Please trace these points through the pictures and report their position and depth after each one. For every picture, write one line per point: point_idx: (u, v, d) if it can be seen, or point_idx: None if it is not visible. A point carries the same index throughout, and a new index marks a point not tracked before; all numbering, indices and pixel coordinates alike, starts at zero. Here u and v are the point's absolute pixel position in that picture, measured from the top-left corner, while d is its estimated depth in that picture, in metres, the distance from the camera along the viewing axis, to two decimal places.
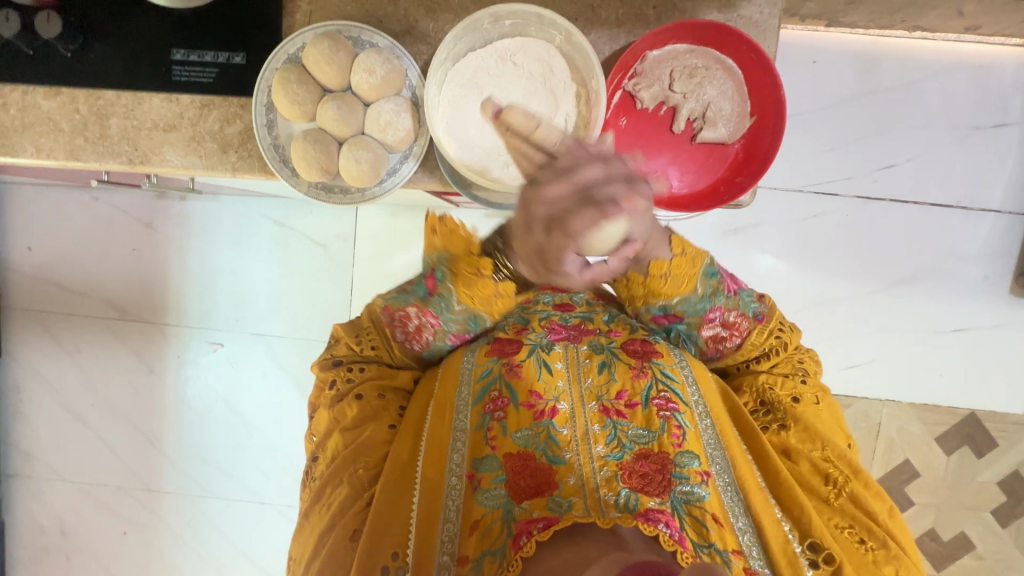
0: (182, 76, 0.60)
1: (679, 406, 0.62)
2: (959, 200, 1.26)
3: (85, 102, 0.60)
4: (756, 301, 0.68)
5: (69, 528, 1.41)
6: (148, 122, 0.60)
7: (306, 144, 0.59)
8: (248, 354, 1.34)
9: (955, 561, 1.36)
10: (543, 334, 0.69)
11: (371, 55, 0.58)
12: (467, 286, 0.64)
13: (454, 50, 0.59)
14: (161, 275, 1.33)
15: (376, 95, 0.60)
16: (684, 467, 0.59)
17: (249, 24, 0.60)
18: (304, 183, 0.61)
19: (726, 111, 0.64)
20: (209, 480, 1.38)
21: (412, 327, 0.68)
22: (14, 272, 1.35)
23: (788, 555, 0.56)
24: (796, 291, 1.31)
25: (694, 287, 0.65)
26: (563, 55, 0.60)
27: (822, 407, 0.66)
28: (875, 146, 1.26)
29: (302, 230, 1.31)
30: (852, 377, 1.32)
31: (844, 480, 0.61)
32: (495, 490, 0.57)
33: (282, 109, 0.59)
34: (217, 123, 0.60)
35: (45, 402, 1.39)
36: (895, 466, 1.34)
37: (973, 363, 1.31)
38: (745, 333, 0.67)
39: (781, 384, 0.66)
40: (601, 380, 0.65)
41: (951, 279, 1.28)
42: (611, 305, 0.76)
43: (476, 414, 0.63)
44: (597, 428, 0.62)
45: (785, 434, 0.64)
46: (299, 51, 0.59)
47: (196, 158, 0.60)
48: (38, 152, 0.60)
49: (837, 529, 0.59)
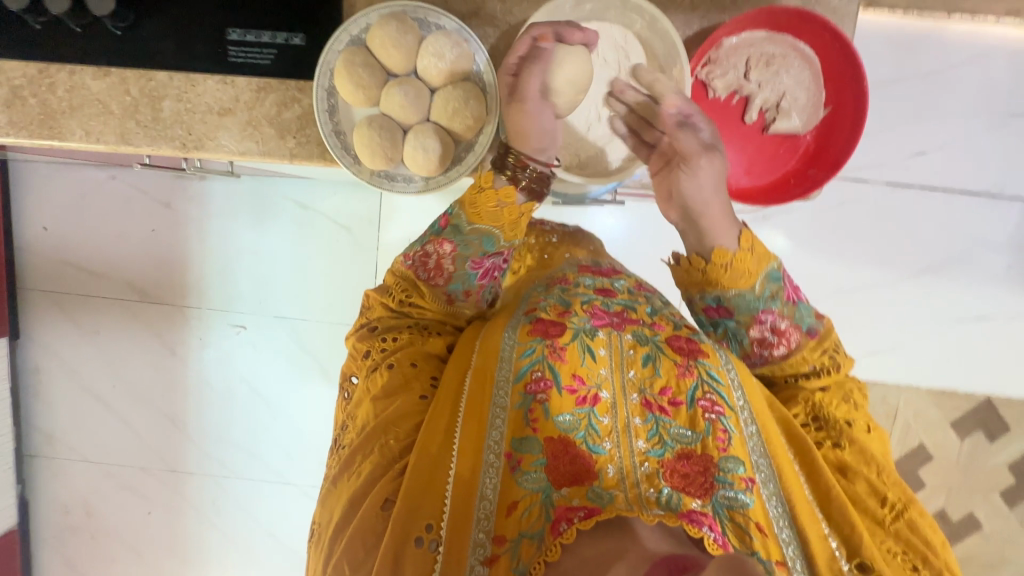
0: (238, 58, 0.63)
1: (725, 410, 0.58)
2: (989, 187, 1.26)
3: (136, 83, 0.63)
4: (812, 317, 0.64)
5: (93, 507, 1.42)
6: (203, 105, 0.63)
7: (370, 129, 0.63)
8: (272, 338, 1.34)
9: (962, 541, 1.41)
10: (586, 318, 0.64)
11: (439, 40, 0.62)
12: (473, 202, 0.64)
13: (531, 35, 0.66)
14: (181, 255, 1.31)
15: (443, 80, 0.64)
16: (729, 472, 0.55)
17: (308, 7, 0.63)
18: (365, 171, 0.65)
19: (799, 101, 0.74)
20: (232, 460, 1.39)
21: (433, 263, 0.66)
22: (28, 251, 1.31)
23: (830, 570, 0.53)
24: (819, 277, 1.31)
25: (755, 283, 0.62)
26: (641, 41, 0.70)
27: (875, 434, 0.61)
28: (907, 131, 1.24)
29: (325, 212, 1.29)
30: (872, 363, 1.34)
31: (901, 505, 0.57)
32: (535, 473, 0.53)
33: (345, 95, 0.62)
34: (272, 107, 0.63)
35: (65, 383, 1.38)
36: (910, 450, 1.37)
37: (991, 351, 1.32)
38: (796, 344, 0.63)
39: (834, 404, 0.62)
40: (644, 373, 0.61)
41: (975, 266, 1.29)
42: (653, 297, 0.72)
43: (517, 392, 0.58)
44: (639, 422, 0.58)
45: (840, 451, 0.59)
46: (362, 32, 0.63)
47: (252, 143, 0.64)
48: (88, 135, 0.64)
49: (888, 552, 0.55)
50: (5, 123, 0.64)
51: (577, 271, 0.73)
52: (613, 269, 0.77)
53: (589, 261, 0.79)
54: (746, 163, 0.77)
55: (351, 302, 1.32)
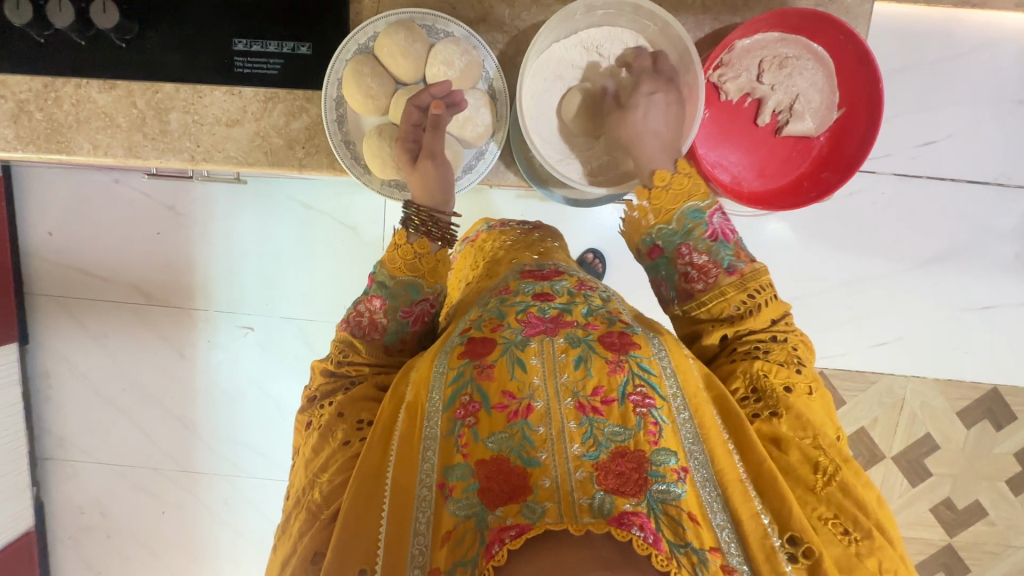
0: (245, 68, 0.63)
1: (656, 401, 0.54)
2: (997, 176, 1.25)
3: (142, 95, 0.64)
4: (734, 256, 0.61)
5: (107, 508, 1.44)
6: (210, 116, 0.65)
7: (380, 139, 0.65)
8: (280, 340, 1.34)
9: (967, 528, 1.42)
10: (519, 329, 0.59)
11: (449, 48, 0.63)
12: (391, 258, 0.62)
13: (542, 42, 0.67)
14: (186, 258, 1.31)
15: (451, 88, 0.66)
16: (660, 465, 0.51)
17: (314, 13, 0.63)
18: (376, 180, 0.68)
19: (812, 103, 0.74)
20: (244, 460, 1.41)
21: (366, 320, 0.63)
22: (33, 257, 1.31)
23: (764, 549, 0.49)
24: (825, 269, 1.31)
25: (671, 218, 0.62)
26: (653, 44, 0.70)
27: (816, 397, 0.56)
28: (915, 120, 1.23)
29: (330, 212, 1.29)
30: (879, 354, 1.34)
31: (833, 468, 0.52)
32: (467, 499, 0.50)
33: (353, 104, 0.64)
34: (282, 117, 0.65)
35: (76, 387, 1.39)
36: (916, 439, 1.38)
37: (998, 340, 1.32)
38: (716, 280, 0.61)
39: (775, 371, 0.56)
40: (577, 377, 0.55)
41: (982, 255, 1.29)
42: (593, 296, 0.65)
43: (446, 419, 0.54)
44: (573, 426, 0.53)
45: (777, 422, 0.54)
46: (370, 40, 0.64)
47: (262, 155, 0.66)
48: (95, 149, 0.66)
49: (819, 519, 0.50)
50: (13, 138, 0.65)
51: (519, 278, 0.69)
52: (557, 270, 0.72)
53: (535, 265, 0.75)
54: (759, 166, 0.77)
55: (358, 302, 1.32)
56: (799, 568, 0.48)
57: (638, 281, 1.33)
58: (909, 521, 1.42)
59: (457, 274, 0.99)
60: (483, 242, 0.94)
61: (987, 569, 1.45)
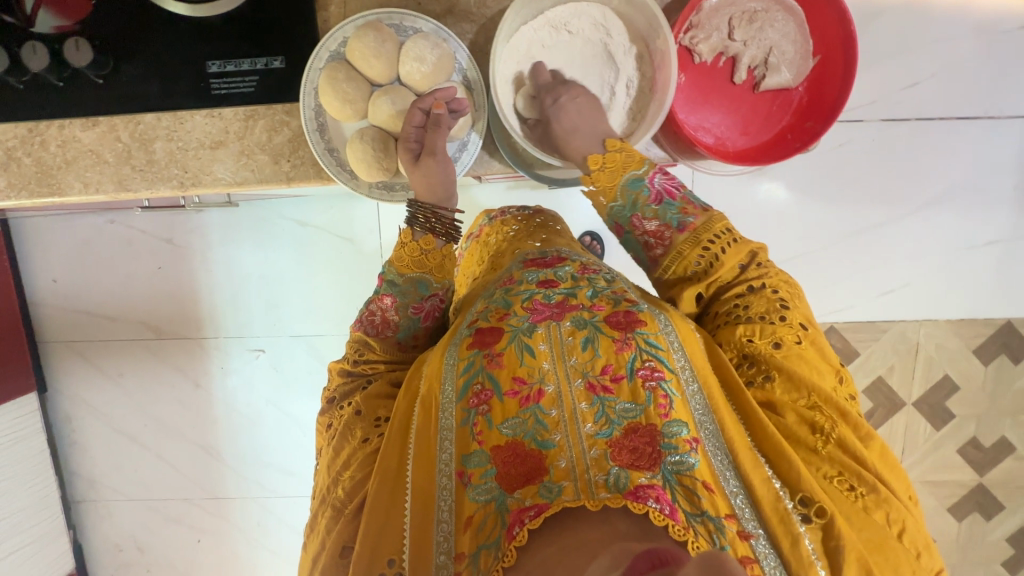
0: (222, 89, 0.64)
1: (665, 374, 0.55)
2: (987, 109, 1.23)
3: (126, 128, 0.65)
4: (681, 213, 0.64)
5: (144, 543, 1.46)
6: (194, 141, 0.66)
7: (363, 143, 0.66)
8: (292, 359, 1.35)
9: (996, 465, 1.42)
10: (525, 317, 0.60)
11: (419, 43, 0.64)
12: (398, 254, 0.64)
13: (510, 26, 0.67)
14: (190, 288, 1.33)
15: (427, 82, 0.66)
16: (672, 437, 0.52)
17: (282, 26, 0.64)
18: (364, 184, 0.69)
19: (789, 54, 0.75)
20: (271, 480, 1.42)
21: (378, 318, 0.64)
22: (42, 306, 1.34)
23: (777, 512, 0.49)
24: (824, 223, 1.31)
25: (615, 194, 0.66)
26: (619, 15, 0.70)
27: (807, 345, 0.56)
28: (897, 63, 1.21)
29: (325, 227, 1.29)
30: (888, 302, 1.34)
31: (829, 425, 0.53)
32: (486, 484, 0.51)
33: (332, 112, 0.65)
34: (264, 133, 0.66)
35: (99, 428, 1.40)
36: (935, 382, 1.38)
37: (1007, 273, 1.31)
38: (671, 241, 0.64)
39: (759, 333, 0.57)
40: (585, 358, 0.56)
41: (981, 190, 1.28)
42: (597, 277, 0.66)
43: (461, 410, 0.55)
44: (584, 407, 0.53)
45: (771, 386, 0.56)
46: (340, 46, 0.65)
47: (248, 172, 0.67)
48: (86, 187, 0.67)
49: (826, 479, 0.51)
50: (5, 186, 0.66)
51: (524, 268, 0.69)
52: (560, 257, 0.72)
53: (538, 252, 0.75)
54: (740, 124, 0.77)
55: None
56: (813, 528, 0.49)
57: None
58: (937, 464, 1.42)
59: (463, 271, 1.00)
60: (486, 236, 0.94)
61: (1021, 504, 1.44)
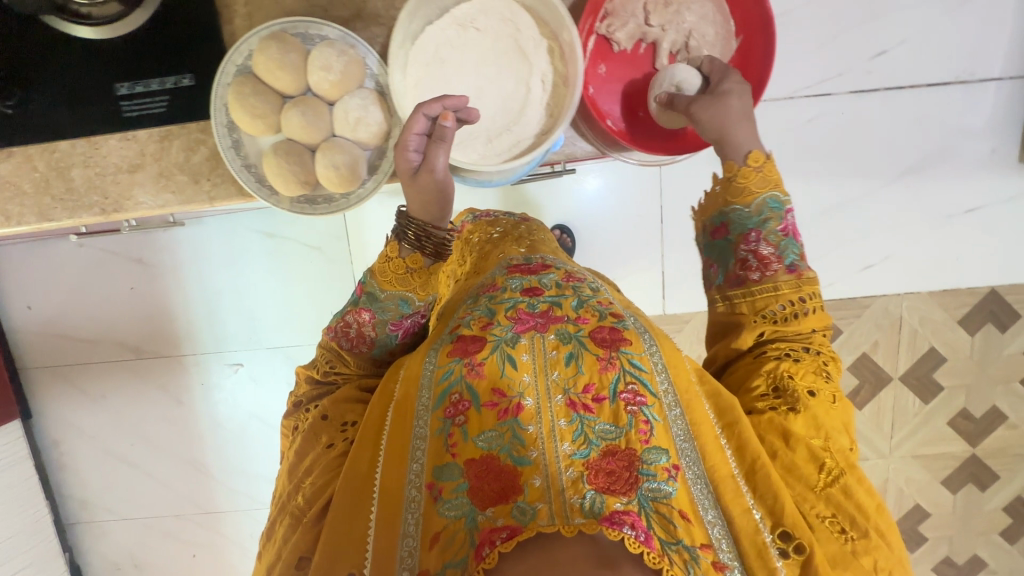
0: (133, 110, 0.68)
1: (648, 399, 0.56)
2: (959, 74, 1.19)
3: (42, 158, 0.68)
4: (799, 256, 0.63)
5: (141, 560, 1.47)
6: (111, 166, 0.69)
7: (278, 157, 0.69)
8: (271, 371, 1.35)
9: (989, 434, 1.40)
10: (509, 326, 0.61)
11: (326, 52, 0.67)
12: (382, 270, 0.63)
13: (411, 27, 0.67)
14: (164, 306, 1.33)
15: (337, 92, 0.69)
16: (651, 463, 0.52)
17: (188, 47, 0.68)
18: (286, 199, 0.72)
19: (709, 35, 0.79)
20: (261, 492, 1.43)
21: (354, 331, 0.64)
22: (21, 333, 1.34)
23: (755, 544, 0.51)
24: (798, 202, 1.28)
25: (753, 201, 0.64)
26: (525, 9, 0.70)
27: (837, 406, 0.59)
28: (862, 33, 1.18)
29: (294, 237, 1.29)
30: (869, 277, 1.32)
31: (838, 470, 0.55)
32: (456, 500, 0.51)
33: (245, 126, 0.68)
34: (181, 153, 0.69)
35: (87, 450, 1.41)
36: (921, 355, 1.35)
37: (988, 241, 1.28)
38: (773, 273, 0.62)
39: (800, 373, 0.60)
40: (568, 373, 0.57)
41: (958, 158, 1.24)
42: (582, 288, 0.67)
43: (436, 418, 0.56)
44: (563, 424, 0.54)
45: (791, 417, 0.57)
46: (247, 60, 0.68)
47: (169, 193, 0.70)
48: (11, 220, 0.69)
49: (818, 517, 0.54)
50: None
51: (508, 273, 0.71)
52: (545, 263, 0.74)
53: (523, 258, 0.76)
54: None
55: None
56: (789, 563, 0.51)
57: (613, 247, 1.31)
58: (929, 438, 1.40)
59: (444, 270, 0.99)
60: (469, 235, 0.93)
61: (1016, 472, 1.42)
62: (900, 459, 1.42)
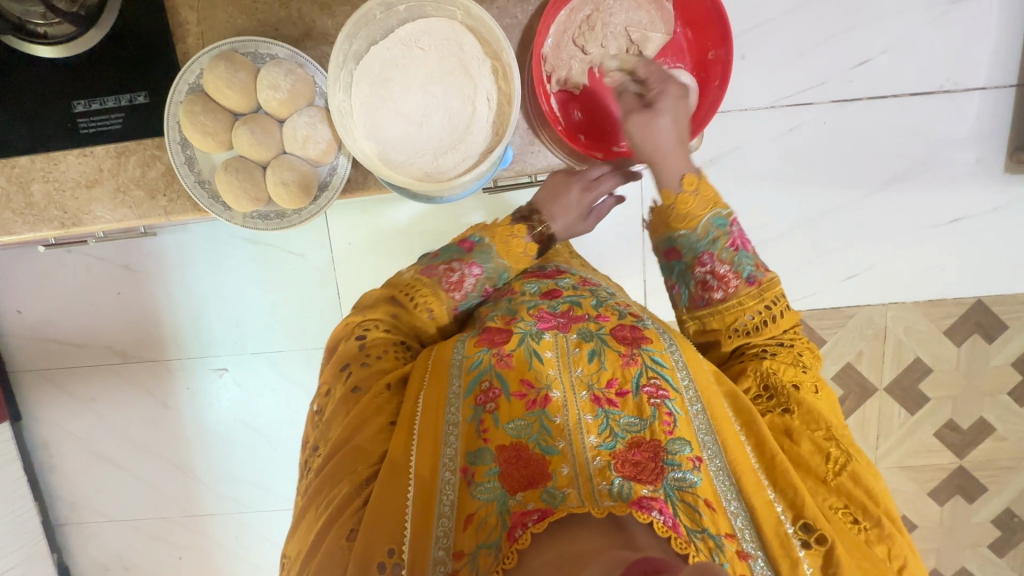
0: (91, 127, 0.87)
1: (670, 393, 0.60)
2: (943, 83, 1.18)
3: (5, 173, 0.88)
4: (754, 266, 0.73)
5: (128, 561, 1.49)
6: (72, 181, 0.88)
7: (229, 173, 0.86)
8: (256, 376, 1.36)
9: (977, 446, 1.38)
10: (533, 322, 0.67)
11: (274, 72, 0.83)
12: (499, 239, 0.83)
13: (352, 48, 0.82)
14: (151, 311, 1.34)
15: (286, 109, 0.85)
16: (676, 454, 0.55)
17: (140, 69, 0.86)
18: (237, 214, 0.90)
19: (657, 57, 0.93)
20: (246, 495, 1.44)
21: (456, 278, 0.79)
22: (12, 336, 1.37)
23: (779, 537, 0.53)
24: (781, 211, 1.28)
25: (697, 225, 0.74)
26: (468, 30, 0.82)
27: (822, 395, 0.66)
28: (843, 43, 1.18)
29: (278, 244, 1.30)
30: (852, 287, 1.31)
31: (843, 459, 0.59)
32: (489, 483, 0.54)
33: (198, 143, 0.85)
34: (138, 170, 0.88)
35: (75, 452, 1.43)
36: (908, 365, 1.34)
37: (974, 251, 1.27)
38: (735, 289, 0.72)
39: (784, 370, 0.66)
40: (591, 369, 0.62)
41: (943, 167, 1.23)
42: (599, 291, 0.74)
43: (468, 406, 0.60)
44: (590, 418, 0.58)
45: (789, 417, 0.63)
46: (197, 78, 0.85)
47: (125, 207, 0.89)
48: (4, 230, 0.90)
49: (830, 508, 0.57)
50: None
51: (527, 279, 0.78)
52: (559, 271, 0.81)
53: (538, 267, 0.85)
54: None
55: (323, 327, 1.33)
56: (812, 554, 0.53)
57: (597, 256, 1.30)
58: (915, 449, 1.39)
59: None
60: None
61: (1005, 485, 1.41)
62: (885, 469, 1.41)
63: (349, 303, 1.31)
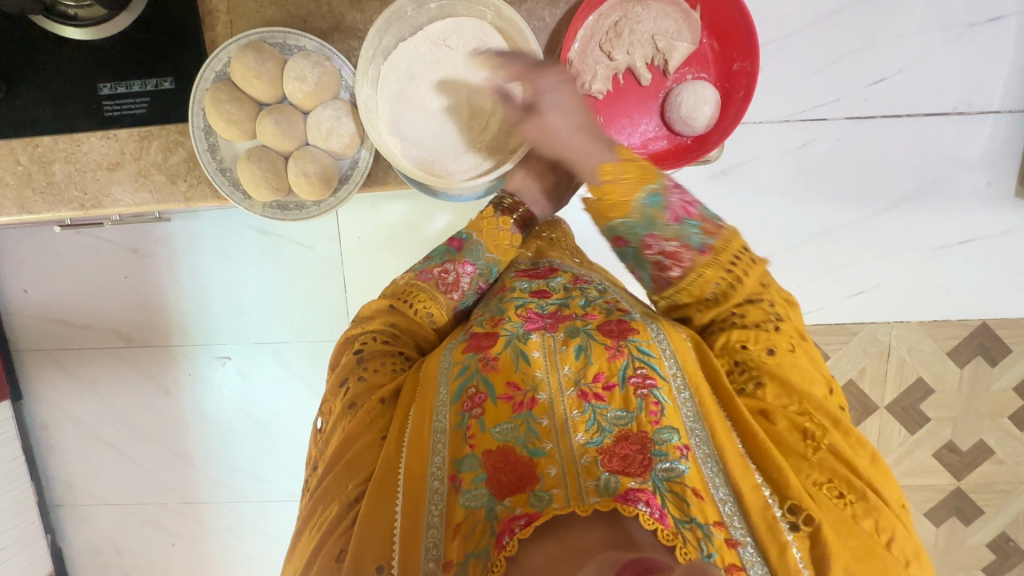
0: (115, 109, 0.87)
1: (657, 381, 0.59)
2: (957, 105, 1.19)
3: (25, 152, 0.89)
4: (702, 231, 0.65)
5: (121, 546, 1.49)
6: (93, 162, 0.89)
7: (250, 161, 0.86)
8: (258, 366, 1.36)
9: (975, 468, 1.38)
10: (520, 323, 0.67)
11: (300, 63, 0.83)
12: (490, 236, 0.79)
13: (382, 44, 0.83)
14: (157, 296, 1.35)
15: (310, 101, 0.86)
16: (662, 443, 0.56)
17: (166, 55, 0.86)
18: (255, 203, 0.90)
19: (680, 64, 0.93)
20: (242, 485, 1.44)
21: (451, 279, 0.76)
22: (17, 315, 1.37)
23: (766, 521, 0.52)
24: (790, 225, 1.28)
25: (633, 210, 0.65)
26: (497, 31, 0.83)
27: (799, 353, 0.62)
28: (861, 61, 1.18)
29: (287, 235, 1.30)
30: (858, 303, 1.31)
31: (820, 433, 0.57)
32: (476, 490, 0.54)
33: (222, 132, 0.85)
34: (159, 154, 0.89)
35: (74, 433, 1.43)
36: (909, 384, 1.34)
37: (980, 274, 1.27)
38: (692, 263, 0.65)
39: (753, 338, 0.62)
40: (578, 366, 0.62)
41: (954, 188, 1.23)
42: (589, 287, 0.73)
43: (455, 413, 0.60)
44: (577, 416, 0.58)
45: (762, 391, 0.61)
46: (224, 67, 0.85)
47: (146, 190, 0.89)
48: (21, 208, 0.90)
49: (815, 485, 0.56)
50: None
51: (516, 276, 0.76)
52: (552, 268, 0.79)
53: (529, 263, 0.81)
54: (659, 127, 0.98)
55: (328, 320, 1.33)
56: (801, 536, 0.52)
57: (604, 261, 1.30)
58: (912, 468, 1.39)
59: None
60: None
61: (1001, 508, 1.40)
62: None
63: (355, 297, 1.31)
